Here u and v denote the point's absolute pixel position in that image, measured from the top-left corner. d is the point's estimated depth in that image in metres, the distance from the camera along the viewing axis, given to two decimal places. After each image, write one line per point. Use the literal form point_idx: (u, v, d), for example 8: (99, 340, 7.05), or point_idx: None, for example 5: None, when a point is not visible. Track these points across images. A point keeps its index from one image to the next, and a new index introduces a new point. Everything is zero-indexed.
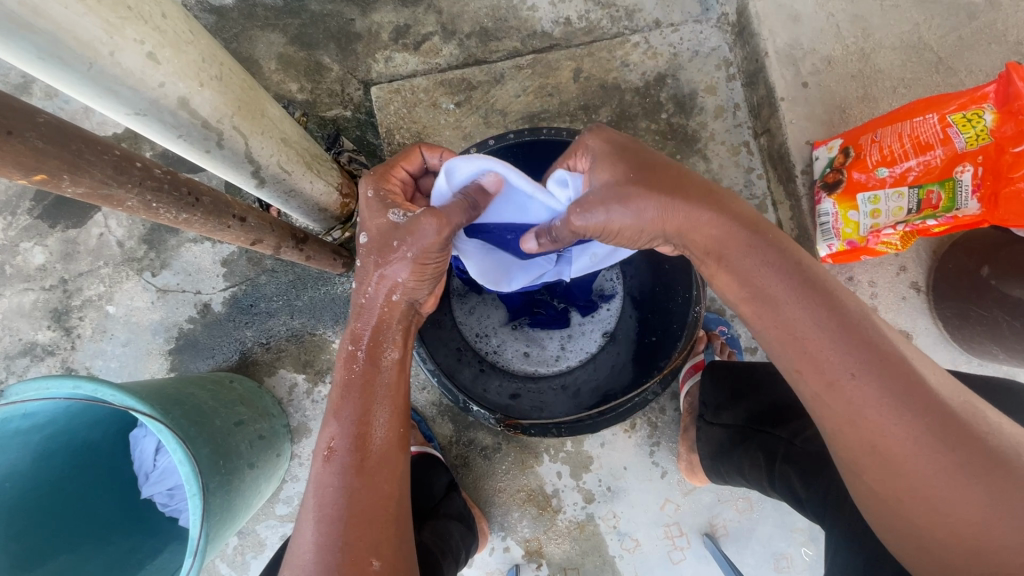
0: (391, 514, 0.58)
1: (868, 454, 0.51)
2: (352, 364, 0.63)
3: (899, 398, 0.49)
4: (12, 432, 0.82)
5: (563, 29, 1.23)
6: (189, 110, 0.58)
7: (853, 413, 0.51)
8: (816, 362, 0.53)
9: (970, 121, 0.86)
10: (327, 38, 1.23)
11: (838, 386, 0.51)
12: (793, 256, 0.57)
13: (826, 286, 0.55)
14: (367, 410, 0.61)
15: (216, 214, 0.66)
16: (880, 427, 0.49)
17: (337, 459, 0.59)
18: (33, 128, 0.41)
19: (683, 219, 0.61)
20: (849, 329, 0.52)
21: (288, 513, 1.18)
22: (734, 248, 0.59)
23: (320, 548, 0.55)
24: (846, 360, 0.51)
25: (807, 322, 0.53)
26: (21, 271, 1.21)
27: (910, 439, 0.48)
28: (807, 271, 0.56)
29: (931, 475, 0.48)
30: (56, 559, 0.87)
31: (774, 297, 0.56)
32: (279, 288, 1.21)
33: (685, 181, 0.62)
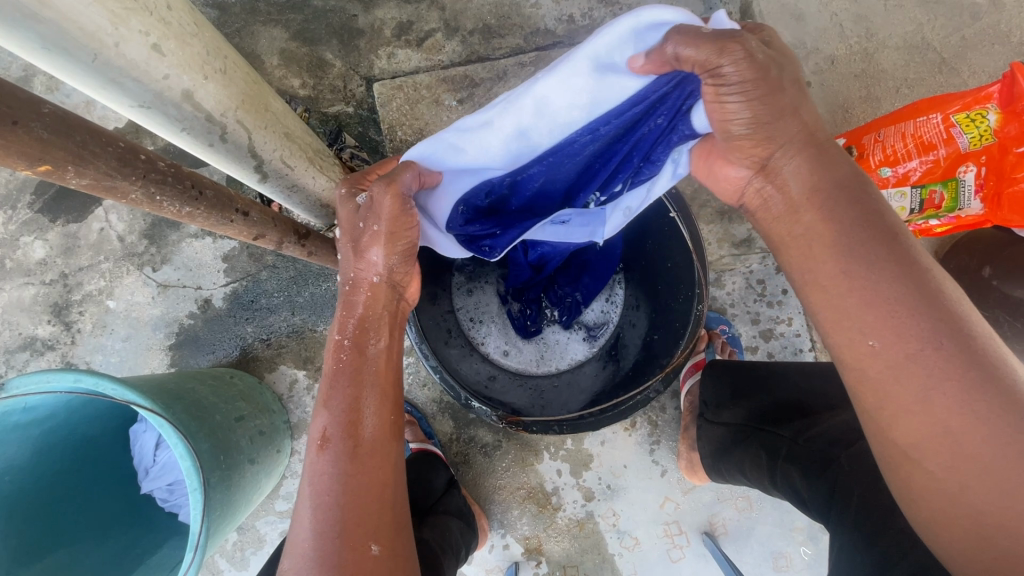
0: (389, 502, 0.59)
1: (936, 437, 0.49)
2: (337, 352, 0.63)
3: (984, 378, 0.48)
4: (12, 426, 0.82)
5: (566, 27, 1.22)
6: (193, 103, 0.58)
7: (929, 391, 0.49)
8: (898, 330, 0.51)
9: (973, 121, 0.86)
10: (330, 34, 1.23)
11: (920, 356, 0.49)
12: (884, 217, 0.55)
13: (914, 254, 0.53)
14: (360, 399, 0.61)
15: (218, 208, 0.66)
16: (955, 409, 0.48)
17: (329, 447, 0.58)
18: (38, 118, 0.41)
19: (812, 158, 0.57)
20: (934, 302, 0.51)
21: (288, 510, 1.18)
22: (845, 196, 0.56)
23: (317, 536, 0.55)
24: (935, 329, 0.50)
25: (896, 282, 0.52)
26: (21, 265, 1.21)
27: (981, 426, 0.47)
28: (896, 236, 0.54)
29: (1004, 464, 0.46)
30: (55, 554, 0.87)
31: (867, 256, 0.53)
32: (280, 284, 1.20)
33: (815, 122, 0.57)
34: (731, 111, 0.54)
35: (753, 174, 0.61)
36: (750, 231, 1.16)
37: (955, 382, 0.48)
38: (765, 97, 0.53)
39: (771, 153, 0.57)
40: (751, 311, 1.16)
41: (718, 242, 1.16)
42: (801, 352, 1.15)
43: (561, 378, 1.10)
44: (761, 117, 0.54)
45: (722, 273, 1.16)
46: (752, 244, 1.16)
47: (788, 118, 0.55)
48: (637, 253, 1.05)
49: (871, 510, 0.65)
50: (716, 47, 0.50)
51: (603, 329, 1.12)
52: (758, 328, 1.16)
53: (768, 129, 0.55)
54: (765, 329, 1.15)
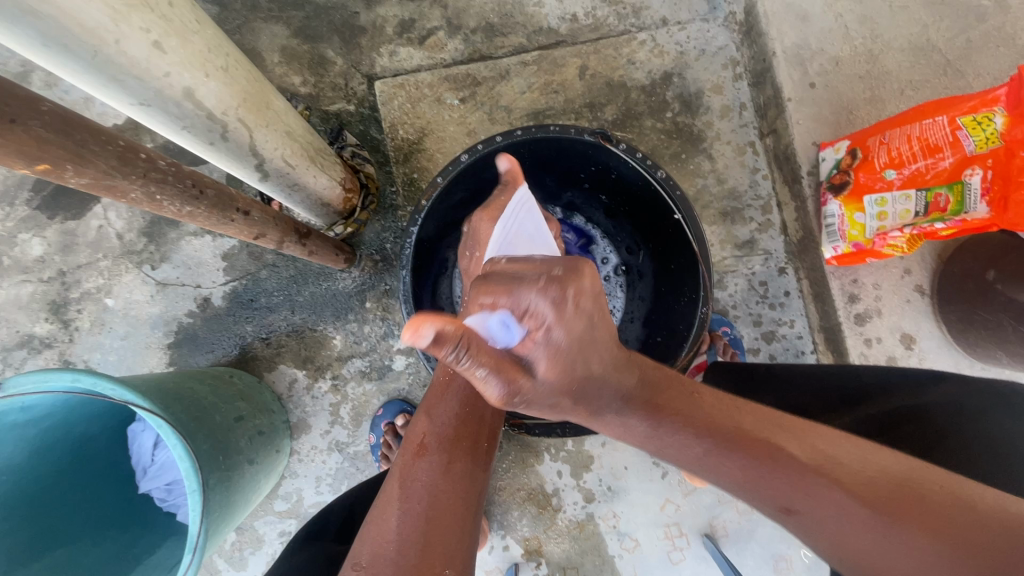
0: (471, 521, 0.61)
1: (858, 564, 0.49)
2: (445, 368, 0.76)
3: (818, 482, 0.51)
4: (9, 425, 0.81)
5: (569, 25, 1.21)
6: (194, 101, 0.57)
7: (824, 532, 0.50)
8: (760, 492, 0.54)
9: (980, 124, 0.86)
10: (331, 31, 1.22)
11: (796, 511, 0.52)
12: (658, 382, 0.61)
13: (687, 395, 0.61)
14: (464, 416, 0.70)
15: (219, 207, 0.65)
16: (826, 519, 0.50)
17: (428, 453, 0.64)
18: (37, 116, 0.40)
19: (608, 361, 0.57)
20: (763, 459, 0.54)
21: (287, 510, 1.17)
22: (591, 404, 0.59)
23: (401, 537, 0.56)
24: (781, 484, 0.53)
25: (699, 446, 0.57)
26: (19, 263, 1.20)
27: (851, 519, 0.49)
28: (709, 414, 0.58)
29: (890, 549, 0.47)
30: (52, 554, 0.86)
31: (695, 446, 0.57)
32: (280, 283, 1.20)
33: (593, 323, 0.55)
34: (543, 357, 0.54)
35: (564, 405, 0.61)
36: (753, 233, 1.16)
37: (799, 499, 0.52)
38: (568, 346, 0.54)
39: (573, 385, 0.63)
40: (753, 313, 1.15)
41: (720, 244, 1.16)
42: (803, 354, 1.14)
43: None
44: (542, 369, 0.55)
45: (724, 274, 1.16)
46: (755, 246, 1.16)
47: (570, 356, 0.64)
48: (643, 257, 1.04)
49: None
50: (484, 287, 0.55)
51: None
52: (759, 330, 1.15)
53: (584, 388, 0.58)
54: (767, 331, 1.15)
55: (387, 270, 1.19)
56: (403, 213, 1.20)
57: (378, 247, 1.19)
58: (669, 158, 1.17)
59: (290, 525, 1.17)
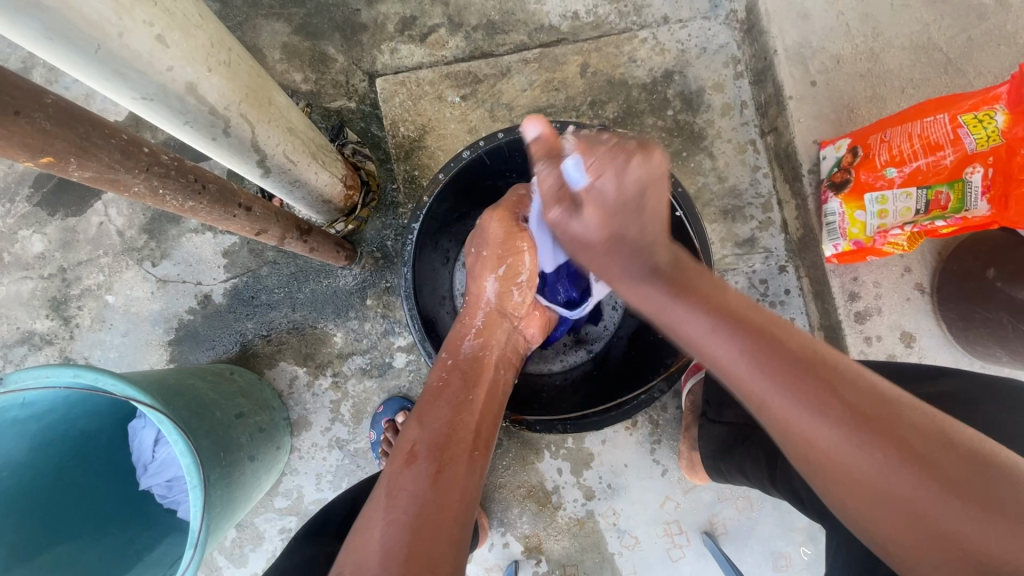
0: (462, 523, 0.60)
1: (815, 459, 0.50)
2: (442, 370, 0.77)
3: (814, 385, 0.50)
4: (10, 421, 0.81)
5: (571, 23, 1.21)
6: (197, 95, 0.57)
7: (795, 429, 0.50)
8: (748, 383, 0.54)
9: (981, 122, 0.85)
10: (332, 28, 1.22)
11: (773, 406, 0.52)
12: (681, 276, 0.63)
13: (702, 285, 0.62)
14: (458, 419, 0.70)
15: (222, 202, 0.65)
16: (802, 422, 0.50)
17: (417, 460, 0.63)
18: (41, 109, 0.40)
19: (642, 228, 0.67)
20: (762, 350, 0.54)
21: (287, 507, 1.17)
22: (614, 263, 0.68)
23: (384, 550, 0.54)
24: (769, 380, 0.52)
25: (707, 323, 0.57)
26: (20, 259, 1.20)
27: (832, 428, 0.49)
28: (721, 303, 0.59)
29: (863, 459, 0.47)
30: (52, 549, 0.86)
31: (699, 329, 0.58)
32: (281, 280, 1.20)
33: (642, 191, 0.66)
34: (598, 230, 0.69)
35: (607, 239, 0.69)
36: (753, 231, 1.16)
37: (789, 404, 0.51)
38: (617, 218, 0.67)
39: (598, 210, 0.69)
40: None
41: (720, 242, 1.16)
42: None
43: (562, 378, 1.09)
44: (597, 206, 0.68)
45: (725, 272, 1.16)
46: (755, 244, 1.16)
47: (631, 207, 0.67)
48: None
49: None
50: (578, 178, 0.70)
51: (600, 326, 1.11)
52: None
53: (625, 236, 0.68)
54: None
55: (388, 267, 1.19)
56: (404, 210, 1.20)
57: (378, 244, 1.19)
58: (670, 156, 1.18)
59: (290, 522, 1.17)
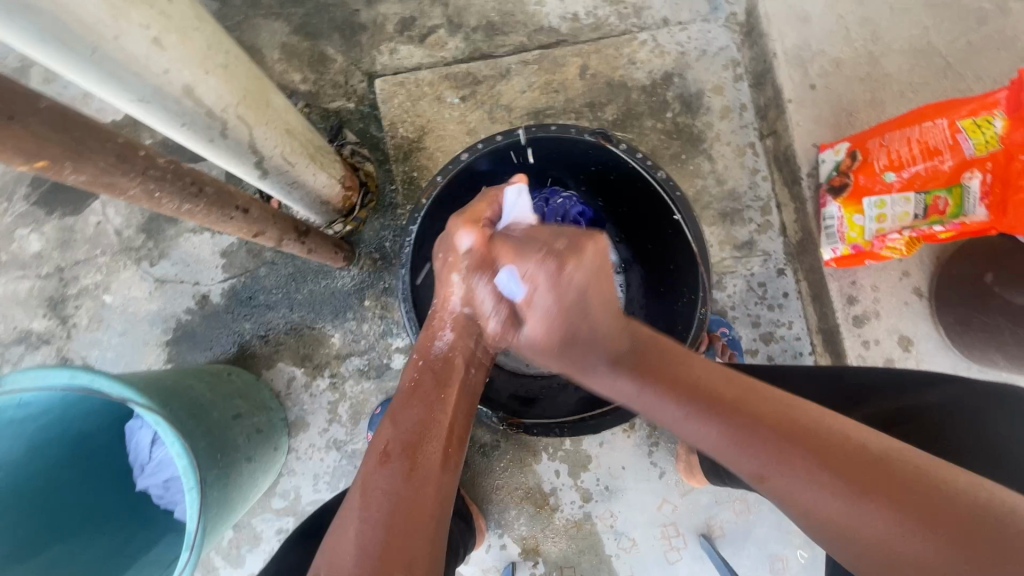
0: (437, 531, 0.61)
1: (820, 530, 0.49)
2: (413, 367, 0.75)
3: (786, 448, 0.51)
4: (6, 421, 0.81)
5: (570, 25, 1.21)
6: (193, 98, 0.57)
7: (789, 499, 0.51)
8: (733, 458, 0.54)
9: (979, 127, 0.86)
10: (331, 29, 1.21)
11: (760, 479, 0.53)
12: (646, 352, 0.64)
13: (664, 361, 0.62)
14: (431, 416, 0.69)
15: (219, 204, 0.65)
16: (787, 492, 0.50)
17: (389, 462, 0.64)
18: (35, 113, 0.40)
19: (580, 349, 0.66)
20: (734, 419, 0.55)
21: (284, 508, 1.17)
22: (570, 363, 0.67)
23: (359, 552, 0.57)
24: (747, 457, 0.53)
25: (676, 412, 0.58)
26: (17, 258, 1.19)
27: (818, 495, 0.49)
28: (685, 375, 0.60)
29: (858, 522, 0.46)
30: (50, 550, 0.86)
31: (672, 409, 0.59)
32: (279, 280, 1.19)
33: (569, 309, 0.65)
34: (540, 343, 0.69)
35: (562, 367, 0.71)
36: (752, 233, 1.16)
37: (770, 471, 0.52)
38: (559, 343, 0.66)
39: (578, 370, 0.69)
40: (752, 314, 1.15)
41: (719, 245, 1.16)
42: (802, 355, 1.14)
43: (563, 379, 1.08)
44: (535, 314, 0.67)
45: (723, 275, 1.16)
46: (754, 247, 1.16)
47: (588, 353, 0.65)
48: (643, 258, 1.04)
49: None
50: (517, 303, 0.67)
51: None
52: (758, 331, 1.15)
53: (565, 357, 0.67)
54: (766, 332, 1.14)
55: (386, 269, 1.19)
56: (402, 212, 1.20)
57: (376, 246, 1.19)
58: (669, 158, 1.17)
59: (287, 523, 1.17)
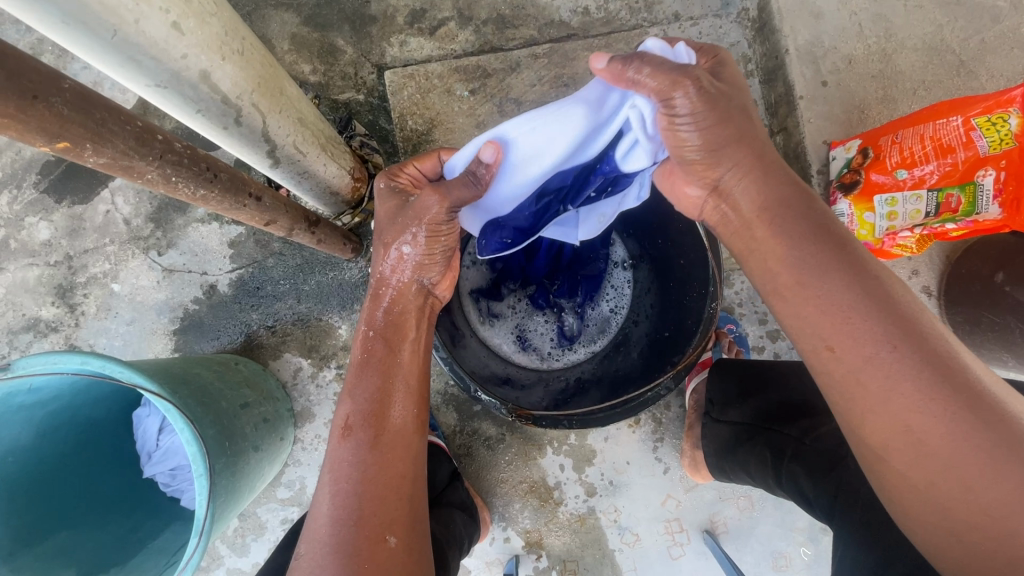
0: (414, 496, 0.62)
1: (897, 429, 0.50)
2: (368, 332, 0.69)
3: (921, 344, 0.50)
4: (16, 406, 0.81)
5: (581, 19, 1.21)
6: (210, 84, 0.57)
7: (888, 391, 0.50)
8: (853, 334, 0.53)
9: (994, 125, 0.85)
10: (342, 20, 1.21)
11: (875, 360, 0.51)
12: (851, 248, 0.57)
13: (868, 264, 0.56)
14: (392, 383, 0.66)
15: (233, 191, 0.65)
16: (913, 406, 0.49)
17: (352, 435, 0.62)
18: (59, 93, 0.40)
19: (751, 185, 0.62)
20: (885, 303, 0.53)
21: (290, 498, 1.18)
22: (734, 141, 0.61)
23: (337, 520, 0.58)
24: (885, 333, 0.51)
25: (851, 304, 0.53)
26: (26, 246, 1.20)
27: (953, 427, 0.48)
28: (847, 246, 0.57)
29: (967, 461, 0.47)
30: (56, 536, 0.87)
31: (815, 268, 0.56)
32: (287, 271, 1.20)
33: (766, 144, 0.63)
34: (684, 139, 0.61)
35: (708, 193, 0.66)
36: None
37: (899, 352, 0.50)
38: (716, 125, 0.60)
39: (723, 175, 0.63)
40: (760, 311, 1.15)
41: None
42: None
43: (565, 374, 1.08)
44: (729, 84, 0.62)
45: (731, 271, 1.15)
46: None
47: (734, 146, 0.61)
48: (652, 253, 1.05)
49: (878, 509, 0.65)
50: (671, 84, 0.58)
51: (605, 330, 1.10)
52: (766, 328, 1.15)
53: (718, 154, 0.62)
54: (773, 329, 1.14)
55: None
56: None
57: None
58: None
59: (292, 513, 1.18)
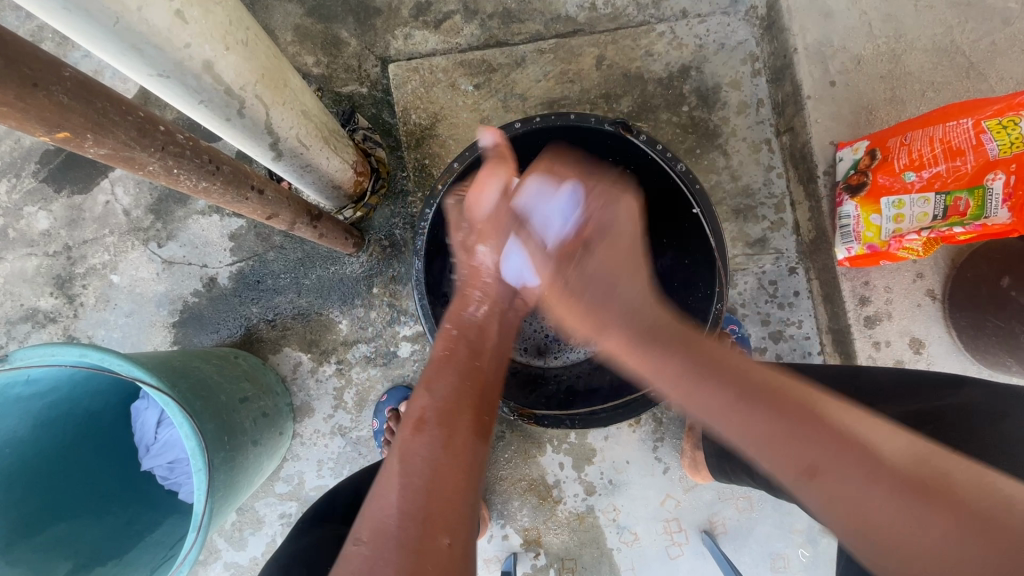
0: (474, 503, 0.59)
1: (872, 540, 0.46)
2: (449, 340, 0.73)
3: (828, 444, 0.49)
4: (14, 398, 0.81)
5: (588, 14, 1.19)
6: (213, 74, 0.56)
7: (838, 503, 0.48)
8: (771, 459, 0.52)
9: (1005, 128, 0.85)
10: (345, 11, 1.20)
11: (809, 482, 0.49)
12: (723, 363, 0.58)
13: (746, 374, 0.56)
14: (471, 385, 0.67)
15: (235, 184, 0.64)
16: (866, 508, 0.47)
17: (428, 428, 0.61)
18: (58, 81, 0.39)
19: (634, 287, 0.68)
20: (778, 414, 0.52)
21: (288, 493, 1.17)
22: (586, 278, 0.72)
23: (401, 514, 0.54)
24: (795, 454, 0.50)
25: (773, 431, 0.51)
26: (24, 236, 1.19)
27: (911, 521, 0.45)
28: (719, 363, 0.58)
29: (946, 552, 0.43)
30: (52, 528, 0.86)
31: (710, 403, 0.56)
32: (287, 265, 1.19)
33: (635, 279, 0.70)
34: (546, 260, 0.79)
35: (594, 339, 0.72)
36: (765, 231, 1.15)
37: (818, 464, 0.49)
38: (570, 273, 0.74)
39: (595, 332, 0.70)
40: (762, 312, 1.14)
41: (731, 242, 1.15)
42: (810, 355, 1.14)
43: (563, 374, 1.08)
44: (597, 215, 0.75)
45: (734, 272, 1.15)
46: (766, 245, 1.15)
47: (598, 283, 0.71)
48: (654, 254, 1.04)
49: None
50: (537, 201, 0.79)
51: None
52: (768, 329, 1.14)
53: (575, 289, 0.72)
54: (775, 330, 1.14)
55: (396, 256, 1.18)
56: (414, 199, 1.18)
57: (386, 233, 1.18)
58: (684, 152, 1.16)
59: (290, 508, 1.17)
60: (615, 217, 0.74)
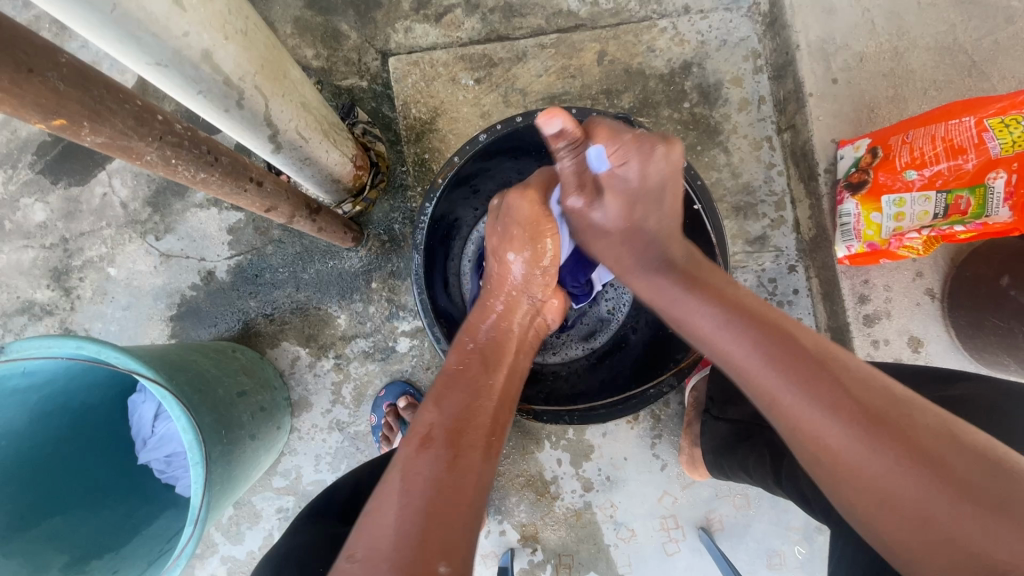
0: (473, 523, 0.57)
1: (830, 456, 0.53)
2: (462, 353, 0.75)
3: (811, 373, 0.55)
4: (10, 389, 0.80)
5: (589, 9, 1.19)
6: (212, 64, 0.56)
7: (805, 422, 0.54)
8: (755, 378, 0.58)
9: (1006, 127, 0.85)
10: (346, 4, 1.19)
11: (782, 402, 0.56)
12: (724, 294, 0.65)
13: (743, 306, 0.63)
14: (479, 403, 0.68)
15: (234, 176, 0.64)
16: (833, 431, 0.53)
17: (432, 445, 0.61)
18: (54, 68, 0.38)
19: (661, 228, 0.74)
20: (768, 341, 0.59)
21: (285, 487, 1.17)
22: (623, 231, 0.77)
23: (397, 535, 0.53)
24: (777, 374, 0.57)
25: (754, 354, 0.58)
26: (21, 228, 1.18)
27: (870, 448, 0.51)
28: (720, 292, 0.66)
29: (894, 476, 0.50)
30: (48, 522, 0.86)
31: (707, 327, 0.63)
32: (285, 259, 1.18)
33: (663, 233, 0.74)
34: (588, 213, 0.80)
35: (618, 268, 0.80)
36: (765, 229, 1.14)
37: (797, 390, 0.55)
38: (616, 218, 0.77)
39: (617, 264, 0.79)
40: None
41: (731, 239, 1.14)
42: None
43: (560, 369, 1.07)
44: (626, 187, 0.75)
45: (733, 269, 1.14)
46: (766, 242, 1.14)
47: (623, 230, 0.77)
48: None
49: None
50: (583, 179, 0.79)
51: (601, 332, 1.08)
52: None
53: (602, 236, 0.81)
54: None
55: (395, 251, 1.18)
56: (413, 194, 1.18)
57: (386, 228, 1.18)
58: (685, 149, 1.16)
59: (287, 502, 1.17)
60: (667, 164, 0.73)
